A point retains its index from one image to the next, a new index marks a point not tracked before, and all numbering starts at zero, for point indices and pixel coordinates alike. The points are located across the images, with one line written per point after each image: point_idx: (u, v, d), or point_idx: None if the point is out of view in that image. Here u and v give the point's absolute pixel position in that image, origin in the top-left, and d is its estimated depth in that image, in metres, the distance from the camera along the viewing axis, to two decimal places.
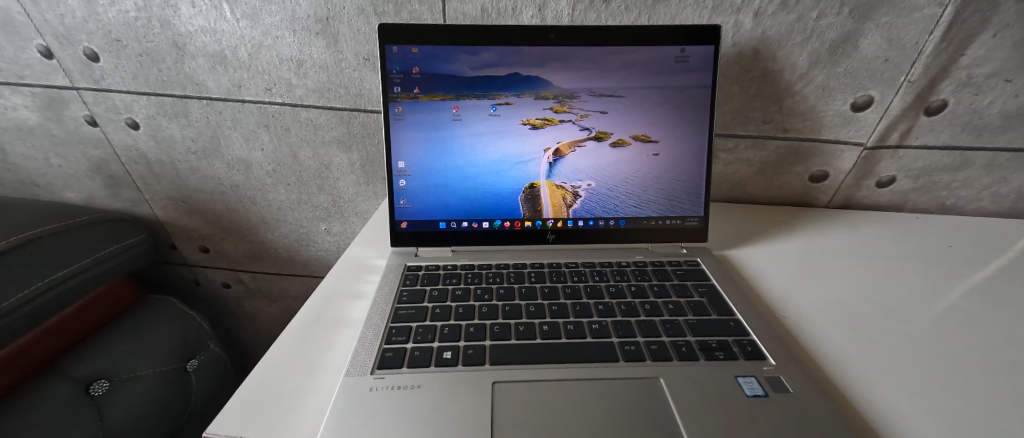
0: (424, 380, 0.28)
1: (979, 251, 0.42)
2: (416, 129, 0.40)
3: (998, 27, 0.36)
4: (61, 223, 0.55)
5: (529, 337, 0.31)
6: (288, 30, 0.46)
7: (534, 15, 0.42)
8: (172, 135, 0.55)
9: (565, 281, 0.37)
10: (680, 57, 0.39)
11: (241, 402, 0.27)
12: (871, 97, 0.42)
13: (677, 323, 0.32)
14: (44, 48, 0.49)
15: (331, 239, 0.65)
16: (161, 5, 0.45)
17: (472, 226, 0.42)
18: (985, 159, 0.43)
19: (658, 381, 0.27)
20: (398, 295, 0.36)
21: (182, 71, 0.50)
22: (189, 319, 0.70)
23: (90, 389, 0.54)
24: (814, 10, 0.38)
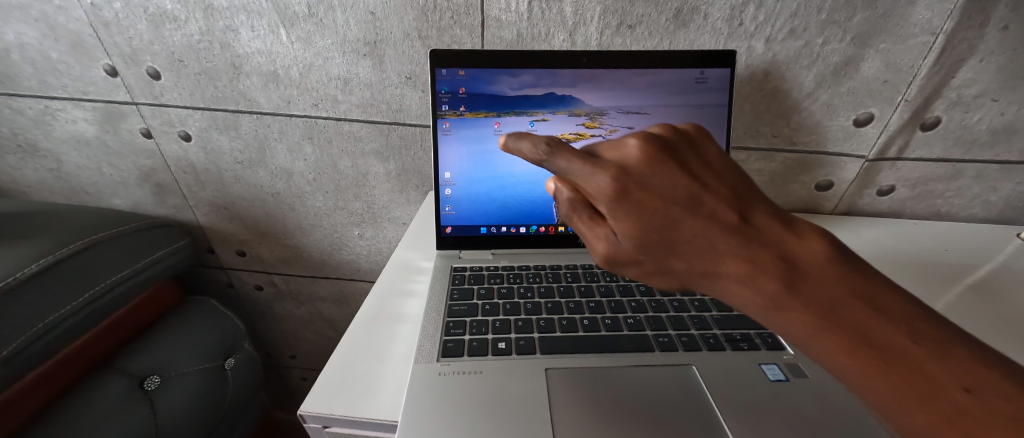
0: (484, 366, 0.31)
1: (971, 255, 0.46)
2: (460, 143, 0.44)
3: (984, 53, 0.40)
4: (119, 227, 0.59)
5: (572, 331, 0.35)
6: (338, 52, 0.50)
7: (565, 39, 0.47)
8: (220, 147, 0.59)
9: (598, 281, 0.42)
10: (699, 78, 0.44)
11: (325, 384, 0.31)
12: (871, 114, 0.46)
13: (703, 318, 0.36)
14: (110, 68, 0.53)
15: (363, 243, 0.69)
16: (223, 29, 0.49)
17: (510, 231, 0.47)
18: (975, 170, 0.48)
19: (690, 368, 0.31)
20: (450, 293, 0.39)
21: (236, 88, 0.54)
22: (227, 318, 0.74)
23: (144, 384, 0.57)
24: (819, 37, 0.43)
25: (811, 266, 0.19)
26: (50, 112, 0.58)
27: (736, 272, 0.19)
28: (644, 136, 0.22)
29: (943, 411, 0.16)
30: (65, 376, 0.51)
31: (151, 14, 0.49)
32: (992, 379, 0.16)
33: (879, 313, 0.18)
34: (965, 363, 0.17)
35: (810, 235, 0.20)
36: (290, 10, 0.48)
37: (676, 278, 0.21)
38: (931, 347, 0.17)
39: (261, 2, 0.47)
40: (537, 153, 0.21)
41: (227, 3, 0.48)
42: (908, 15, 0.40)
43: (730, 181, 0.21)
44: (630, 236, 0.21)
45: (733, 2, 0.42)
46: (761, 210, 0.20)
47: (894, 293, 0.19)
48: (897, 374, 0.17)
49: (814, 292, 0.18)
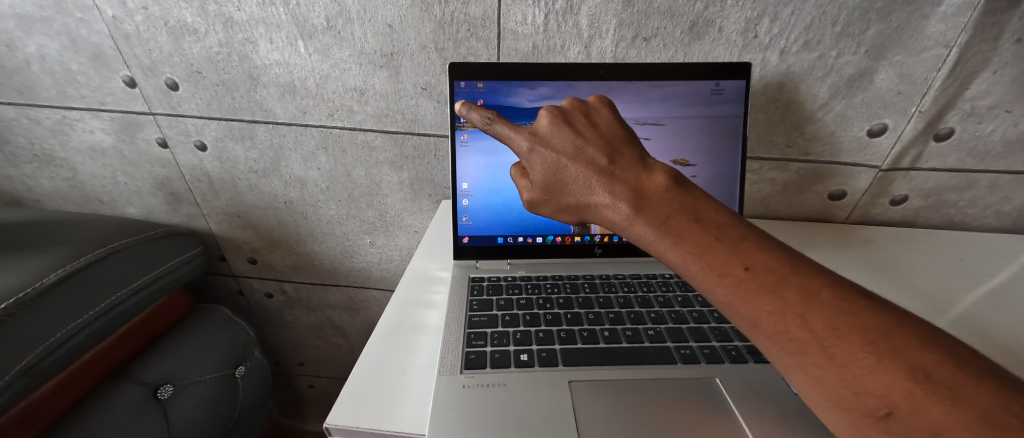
0: (507, 379, 0.31)
1: (987, 265, 0.46)
2: (478, 155, 0.46)
3: (997, 65, 0.41)
4: (135, 237, 0.60)
5: (594, 342, 0.35)
6: (355, 63, 0.50)
7: (580, 52, 0.47)
8: (236, 156, 0.60)
9: (617, 291, 0.42)
10: (715, 90, 0.44)
11: (349, 397, 0.31)
12: (885, 125, 0.46)
13: (724, 329, 0.36)
14: (129, 79, 0.54)
15: (374, 251, 0.69)
16: (242, 42, 0.50)
17: (527, 241, 0.48)
18: (989, 180, 0.48)
19: (713, 380, 0.31)
20: (469, 304, 0.40)
21: (253, 99, 0.54)
22: (238, 326, 0.74)
23: (157, 393, 0.57)
24: (833, 49, 0.43)
25: (650, 189, 0.24)
26: (67, 122, 0.59)
27: (598, 195, 0.25)
28: (551, 107, 0.29)
29: (733, 284, 0.21)
30: (79, 386, 0.51)
31: (171, 27, 0.50)
32: (772, 262, 0.21)
33: (697, 218, 0.23)
34: (758, 253, 0.22)
35: (659, 168, 0.26)
36: (309, 23, 0.48)
37: (569, 209, 0.27)
38: (733, 242, 0.22)
39: (280, 15, 0.48)
40: (479, 121, 0.29)
41: (247, 16, 0.48)
42: (922, 28, 0.41)
43: (608, 135, 0.27)
44: (536, 179, 0.28)
45: (748, 15, 0.43)
46: (627, 153, 0.26)
47: (717, 208, 0.24)
48: (703, 259, 0.22)
49: (650, 205, 0.24)
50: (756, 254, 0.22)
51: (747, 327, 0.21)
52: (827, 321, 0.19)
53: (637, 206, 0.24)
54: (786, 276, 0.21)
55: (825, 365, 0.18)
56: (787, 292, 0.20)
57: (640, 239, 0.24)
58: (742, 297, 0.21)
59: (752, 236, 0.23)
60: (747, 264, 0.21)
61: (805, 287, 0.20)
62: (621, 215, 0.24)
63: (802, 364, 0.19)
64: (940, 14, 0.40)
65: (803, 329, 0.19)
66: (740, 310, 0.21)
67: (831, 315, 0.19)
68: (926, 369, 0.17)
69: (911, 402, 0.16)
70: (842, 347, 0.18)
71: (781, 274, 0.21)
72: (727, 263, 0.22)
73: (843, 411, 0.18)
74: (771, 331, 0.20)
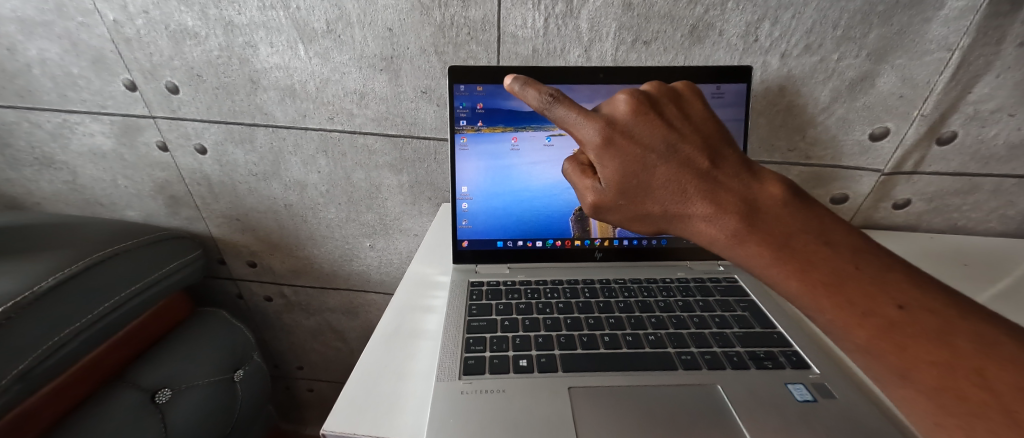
0: (506, 385, 0.31)
1: (989, 270, 0.45)
2: (478, 158, 0.45)
3: (1000, 69, 0.40)
4: (134, 240, 0.60)
5: (593, 347, 0.35)
6: (354, 66, 0.50)
7: (580, 55, 0.47)
8: (235, 160, 0.60)
9: (616, 296, 0.41)
10: (715, 93, 0.44)
11: (347, 404, 0.31)
12: (887, 128, 0.46)
13: (725, 335, 0.36)
14: (129, 82, 0.54)
15: (373, 254, 0.69)
16: (242, 45, 0.50)
17: (526, 245, 0.48)
18: (992, 185, 0.48)
19: (715, 387, 0.31)
20: (468, 309, 0.39)
21: (253, 102, 0.54)
22: (237, 329, 0.73)
23: (154, 398, 0.57)
24: (834, 53, 0.43)
25: (769, 206, 0.24)
26: (67, 125, 0.59)
27: (700, 207, 0.24)
28: (632, 92, 0.27)
29: (881, 326, 0.20)
30: (75, 391, 0.51)
31: (171, 31, 0.50)
32: (929, 303, 0.20)
33: (828, 244, 0.23)
34: (902, 286, 0.21)
35: (772, 180, 0.25)
36: (309, 26, 0.48)
37: (652, 220, 0.26)
38: (875, 274, 0.21)
39: (281, 19, 0.48)
40: (538, 100, 0.26)
41: (247, 20, 0.48)
42: (923, 31, 0.40)
43: (706, 134, 0.26)
44: (609, 177, 0.26)
45: (748, 18, 0.43)
46: (731, 160, 0.25)
47: (851, 234, 0.23)
48: (840, 293, 0.21)
49: (770, 226, 0.23)
50: (905, 290, 0.21)
51: (894, 375, 0.20)
52: (1015, 381, 0.17)
53: (750, 225, 0.23)
54: (946, 321, 0.20)
55: (1006, 430, 0.17)
56: (957, 341, 0.19)
57: (756, 262, 0.23)
58: (893, 341, 0.20)
59: (898, 270, 0.22)
60: (899, 303, 0.21)
61: (974, 334, 0.19)
62: (730, 233, 0.23)
63: (966, 424, 0.18)
64: (942, 17, 0.39)
65: (980, 387, 0.18)
66: (889, 355, 0.20)
67: (1017, 373, 0.18)
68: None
69: None
70: None
71: (940, 318, 0.20)
72: (873, 301, 0.21)
73: None
74: (931, 384, 0.19)
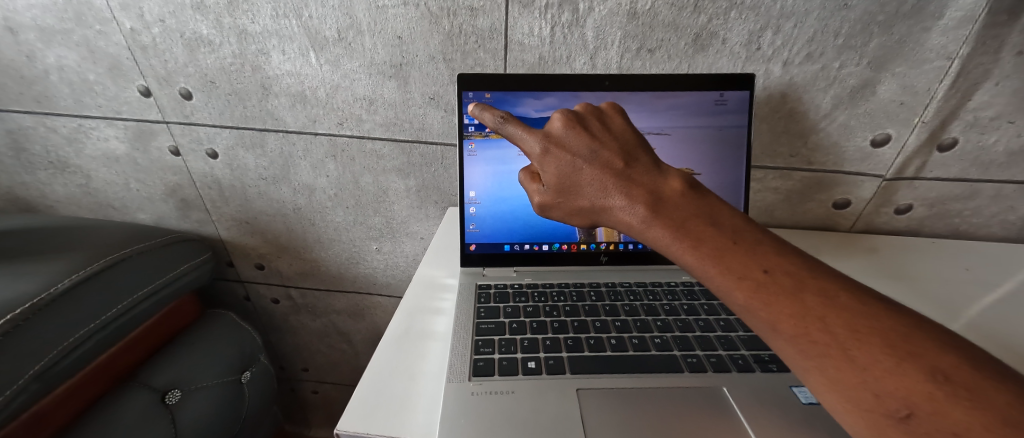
0: (516, 386, 0.32)
1: (992, 274, 0.46)
2: (485, 163, 0.46)
3: (999, 77, 0.41)
4: (148, 242, 0.61)
5: (600, 350, 0.35)
6: (364, 73, 0.51)
7: (586, 62, 0.48)
8: (246, 164, 0.61)
9: (622, 300, 0.42)
10: (718, 101, 0.45)
11: (360, 404, 0.31)
12: (888, 135, 0.47)
13: (730, 338, 0.37)
14: (144, 88, 0.56)
15: (380, 257, 0.69)
16: (255, 53, 0.51)
17: (533, 248, 0.48)
18: (993, 190, 0.48)
19: (721, 389, 0.31)
20: (477, 311, 0.40)
21: (264, 108, 0.55)
22: (245, 331, 0.74)
23: (165, 398, 0.58)
24: (836, 61, 0.44)
25: (669, 194, 0.25)
26: (82, 130, 0.60)
27: (612, 196, 0.26)
28: (565, 111, 0.30)
29: (753, 287, 0.22)
30: (88, 392, 0.52)
31: (187, 39, 0.51)
32: (791, 267, 0.22)
33: (715, 223, 0.24)
34: (775, 257, 0.22)
35: (674, 172, 0.26)
36: (320, 34, 0.49)
37: (578, 212, 0.28)
38: (752, 246, 0.23)
39: (293, 27, 0.49)
40: (492, 121, 0.30)
41: (261, 28, 0.50)
42: (923, 40, 0.41)
43: (622, 137, 0.28)
44: (550, 181, 0.28)
45: (751, 27, 0.44)
46: (643, 159, 0.27)
47: (733, 214, 0.25)
48: (722, 262, 0.22)
49: (668, 209, 0.24)
50: (775, 258, 0.22)
51: (766, 329, 0.21)
52: (848, 324, 0.19)
53: (655, 211, 0.24)
54: (804, 281, 0.21)
55: (846, 367, 0.19)
56: (808, 295, 0.21)
57: (659, 243, 0.24)
58: (764, 300, 0.21)
59: (768, 241, 0.23)
60: (766, 267, 0.22)
61: (823, 290, 0.21)
62: (637, 218, 0.25)
63: (822, 367, 0.19)
64: (941, 27, 0.40)
65: (823, 331, 0.20)
66: (760, 312, 0.21)
67: (850, 318, 0.20)
68: (945, 371, 0.17)
69: (932, 403, 0.17)
70: (863, 349, 0.19)
71: (799, 278, 0.21)
72: (747, 267, 0.22)
73: (863, 413, 0.18)
74: (791, 334, 0.20)
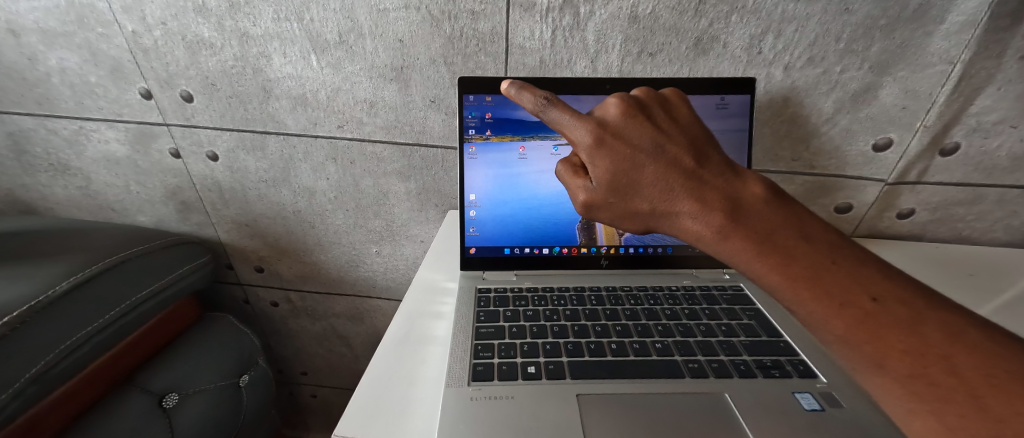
0: (515, 391, 0.31)
1: (995, 279, 0.46)
2: (486, 166, 0.46)
3: (1002, 81, 0.41)
4: (147, 245, 0.61)
5: (599, 355, 0.35)
6: (365, 76, 0.51)
7: (587, 66, 0.48)
8: (246, 166, 0.61)
9: (623, 304, 0.42)
10: (720, 104, 0.45)
11: (359, 409, 0.31)
12: (891, 139, 0.47)
13: (732, 343, 0.36)
14: (145, 91, 0.56)
15: (380, 260, 0.69)
16: (256, 56, 0.51)
17: (533, 252, 0.48)
18: (997, 195, 0.48)
19: (723, 396, 0.31)
20: (476, 315, 0.40)
21: (265, 111, 0.55)
22: (244, 334, 0.74)
23: (162, 402, 0.58)
24: (837, 65, 0.44)
25: (753, 206, 0.24)
26: (83, 133, 0.61)
27: (685, 205, 0.25)
28: (623, 96, 0.29)
29: (860, 317, 0.21)
30: (86, 394, 0.52)
31: (189, 42, 0.51)
32: (900, 293, 0.21)
33: (809, 240, 0.23)
34: (882, 284, 0.22)
35: (754, 180, 0.26)
36: (322, 37, 0.49)
37: (641, 218, 0.27)
38: (853, 269, 0.22)
39: (294, 30, 0.49)
40: (532, 103, 0.28)
41: (263, 31, 0.50)
42: (925, 45, 0.41)
43: (694, 138, 0.28)
44: (600, 177, 0.27)
45: (752, 31, 0.43)
46: (720, 167, 0.26)
47: (826, 230, 0.24)
48: (820, 288, 0.22)
49: (754, 223, 0.24)
50: (881, 285, 0.22)
51: (872, 364, 0.20)
52: (976, 367, 0.19)
53: (738, 224, 0.24)
54: (919, 313, 0.21)
55: (971, 414, 0.18)
56: (927, 330, 0.20)
57: (741, 259, 0.24)
58: (871, 333, 0.20)
59: (870, 262, 0.23)
60: (875, 295, 0.21)
61: (947, 328, 0.20)
62: (714, 230, 0.24)
63: (943, 412, 0.18)
64: (942, 31, 0.40)
65: (947, 374, 0.19)
66: (865, 347, 0.21)
67: (983, 361, 0.19)
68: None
69: None
70: (996, 396, 0.18)
71: (912, 308, 0.21)
72: (851, 294, 0.21)
73: None
74: (904, 373, 0.20)
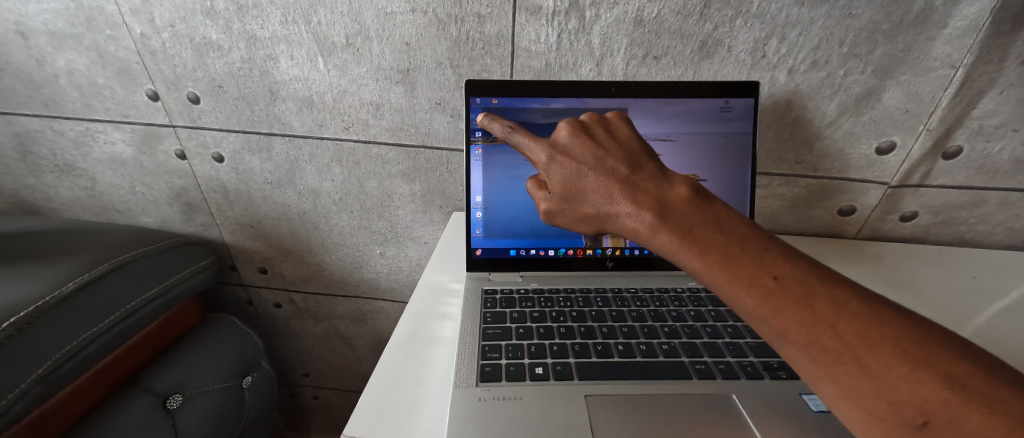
0: (523, 392, 0.31)
1: (999, 282, 0.46)
2: (492, 168, 0.47)
3: (1004, 85, 0.41)
4: (152, 246, 0.60)
5: (608, 356, 0.35)
6: (372, 78, 0.52)
7: (592, 69, 0.48)
8: (252, 168, 0.61)
9: (629, 305, 0.42)
10: (725, 107, 0.45)
11: (366, 409, 0.31)
12: (894, 142, 0.47)
13: (739, 345, 0.36)
14: (152, 92, 0.56)
15: (384, 261, 0.69)
16: (263, 58, 0.52)
17: (539, 253, 0.49)
18: (998, 198, 0.48)
19: (730, 397, 0.31)
20: (483, 316, 0.40)
21: (271, 112, 0.56)
22: (247, 335, 0.74)
23: (166, 403, 0.58)
24: (841, 69, 0.44)
25: (671, 194, 0.25)
26: (89, 133, 0.61)
27: (613, 199, 0.26)
28: (572, 120, 0.30)
29: (762, 294, 0.21)
30: (91, 395, 0.52)
31: (196, 44, 0.51)
32: (800, 273, 0.22)
33: (722, 229, 0.24)
34: (782, 263, 0.22)
35: (676, 174, 0.27)
36: (328, 40, 0.50)
37: (583, 218, 0.28)
38: (760, 253, 0.23)
39: (302, 33, 0.50)
40: (500, 131, 0.32)
41: (270, 34, 0.50)
42: (928, 49, 0.41)
43: (622, 138, 0.29)
44: (556, 188, 0.29)
45: (756, 35, 0.44)
46: (646, 162, 0.27)
47: (740, 220, 0.25)
48: (729, 270, 0.23)
49: (674, 214, 0.25)
50: (782, 264, 0.22)
51: (777, 337, 0.21)
52: (860, 331, 0.19)
53: (661, 217, 0.25)
54: (813, 287, 0.21)
55: (858, 375, 0.19)
56: (817, 302, 0.21)
57: (662, 248, 0.25)
58: (772, 307, 0.21)
59: (774, 246, 0.23)
60: (775, 274, 0.22)
61: (834, 297, 0.21)
62: (638, 222, 0.25)
63: (835, 376, 0.19)
64: (945, 35, 0.40)
65: (834, 339, 0.20)
66: (769, 320, 0.21)
67: (863, 325, 0.19)
68: (962, 380, 0.17)
69: (947, 411, 0.16)
70: (876, 357, 0.18)
71: (810, 287, 0.21)
72: (754, 273, 0.22)
73: (879, 423, 0.18)
74: (803, 342, 0.20)
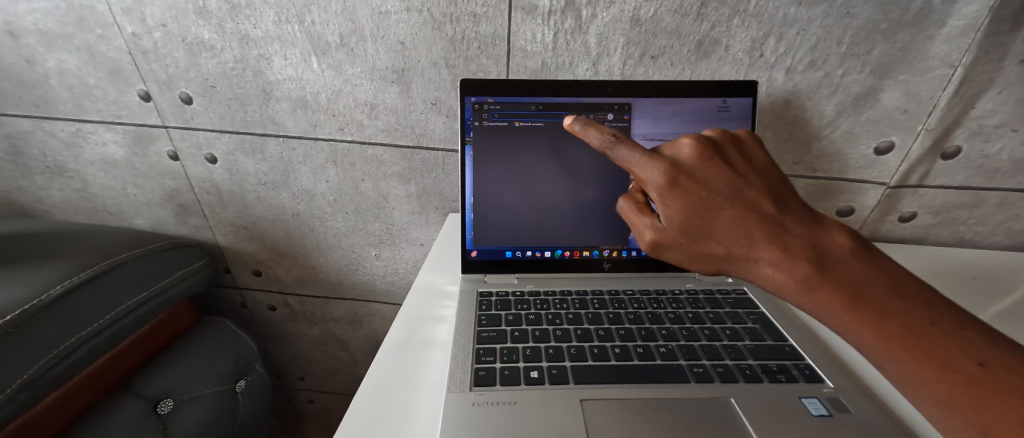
0: (518, 397, 0.31)
1: (999, 283, 0.45)
2: (488, 168, 0.46)
3: (1002, 85, 0.41)
4: (144, 248, 0.60)
5: (603, 359, 0.35)
6: (366, 78, 0.51)
7: (588, 69, 0.48)
8: (245, 169, 0.61)
9: (626, 308, 0.42)
10: (722, 107, 0.45)
11: (357, 415, 0.30)
12: (892, 143, 0.47)
13: (737, 347, 0.36)
14: (144, 92, 0.55)
15: (379, 264, 0.69)
16: (256, 58, 0.51)
17: (535, 255, 0.48)
18: (998, 198, 0.48)
19: (729, 401, 0.30)
20: (478, 319, 0.39)
21: (265, 113, 0.55)
22: (241, 339, 0.73)
23: (157, 408, 0.57)
24: (839, 68, 0.44)
25: (844, 259, 0.25)
26: (81, 134, 0.60)
27: (762, 251, 0.25)
28: (697, 137, 0.29)
29: (960, 382, 0.22)
30: (79, 400, 0.51)
31: (188, 43, 0.51)
32: (1006, 360, 0.22)
33: (905, 301, 0.24)
34: (980, 347, 0.22)
35: (840, 232, 0.26)
36: (322, 40, 0.49)
37: (714, 260, 0.27)
38: (952, 334, 0.23)
39: (295, 32, 0.49)
40: (599, 140, 0.28)
41: (263, 33, 0.49)
42: (927, 49, 0.41)
43: (771, 180, 0.28)
44: (670, 218, 0.27)
45: (754, 34, 0.44)
46: (801, 212, 0.27)
47: (921, 289, 0.25)
48: (915, 350, 0.23)
49: (848, 279, 0.24)
50: (982, 349, 0.22)
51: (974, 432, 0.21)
52: None
53: (827, 279, 0.24)
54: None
55: None
56: None
57: (831, 313, 0.24)
58: (974, 399, 0.21)
59: (968, 328, 0.23)
60: (978, 360, 0.22)
61: None
62: (796, 279, 0.24)
63: None
64: (943, 35, 0.40)
65: None
66: (972, 412, 0.21)
67: None
68: None
69: None
70: None
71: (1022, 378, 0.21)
72: (951, 357, 0.22)
73: None
74: None
